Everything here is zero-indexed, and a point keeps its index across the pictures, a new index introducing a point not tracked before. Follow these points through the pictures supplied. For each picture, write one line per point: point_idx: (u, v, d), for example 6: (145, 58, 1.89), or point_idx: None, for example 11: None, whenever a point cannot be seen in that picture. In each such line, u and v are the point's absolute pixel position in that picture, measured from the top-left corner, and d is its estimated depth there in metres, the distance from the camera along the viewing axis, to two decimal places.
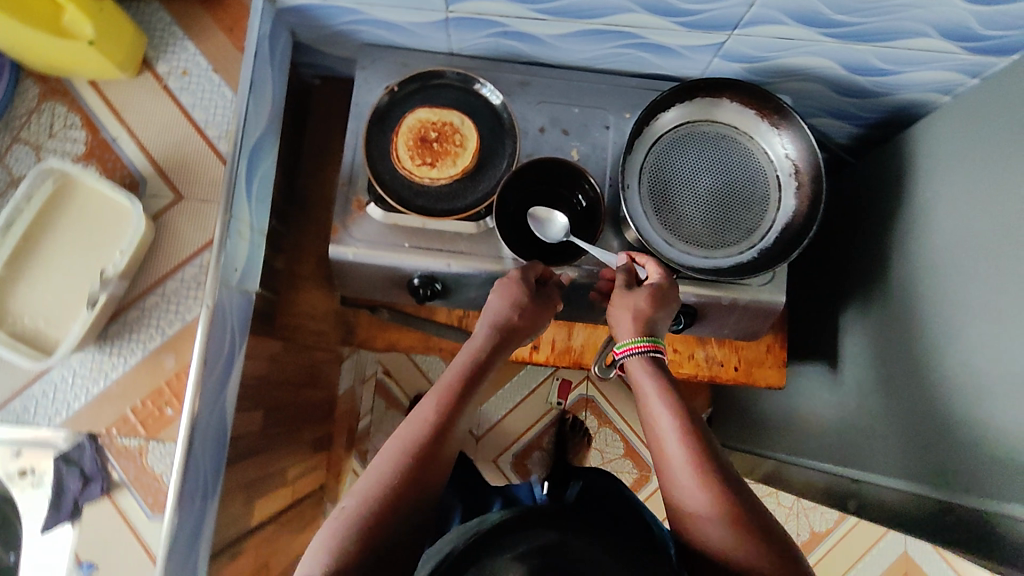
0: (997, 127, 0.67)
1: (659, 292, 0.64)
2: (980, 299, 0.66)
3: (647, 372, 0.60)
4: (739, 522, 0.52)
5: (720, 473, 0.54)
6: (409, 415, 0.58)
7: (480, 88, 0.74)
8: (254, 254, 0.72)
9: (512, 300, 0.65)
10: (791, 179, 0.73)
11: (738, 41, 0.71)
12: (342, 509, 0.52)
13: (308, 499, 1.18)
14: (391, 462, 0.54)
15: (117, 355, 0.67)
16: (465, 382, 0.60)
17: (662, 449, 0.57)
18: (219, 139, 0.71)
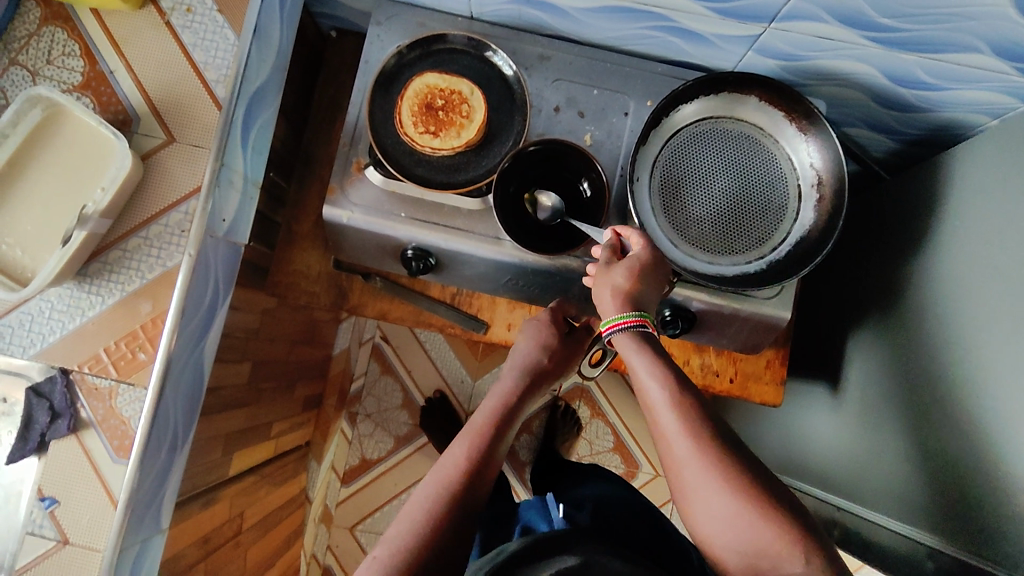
0: None
1: (639, 265, 0.60)
2: (1003, 340, 0.62)
3: (637, 350, 0.58)
4: (746, 493, 0.51)
5: (720, 447, 0.53)
6: (438, 459, 0.60)
7: (493, 56, 0.71)
8: (246, 207, 0.70)
9: (540, 342, 0.72)
10: (813, 190, 0.68)
11: (775, 35, 0.66)
12: (374, 559, 0.53)
13: (292, 454, 1.18)
14: (423, 505, 0.56)
15: (96, 293, 0.67)
16: (496, 420, 0.64)
17: (658, 425, 0.55)
18: (217, 83, 0.70)
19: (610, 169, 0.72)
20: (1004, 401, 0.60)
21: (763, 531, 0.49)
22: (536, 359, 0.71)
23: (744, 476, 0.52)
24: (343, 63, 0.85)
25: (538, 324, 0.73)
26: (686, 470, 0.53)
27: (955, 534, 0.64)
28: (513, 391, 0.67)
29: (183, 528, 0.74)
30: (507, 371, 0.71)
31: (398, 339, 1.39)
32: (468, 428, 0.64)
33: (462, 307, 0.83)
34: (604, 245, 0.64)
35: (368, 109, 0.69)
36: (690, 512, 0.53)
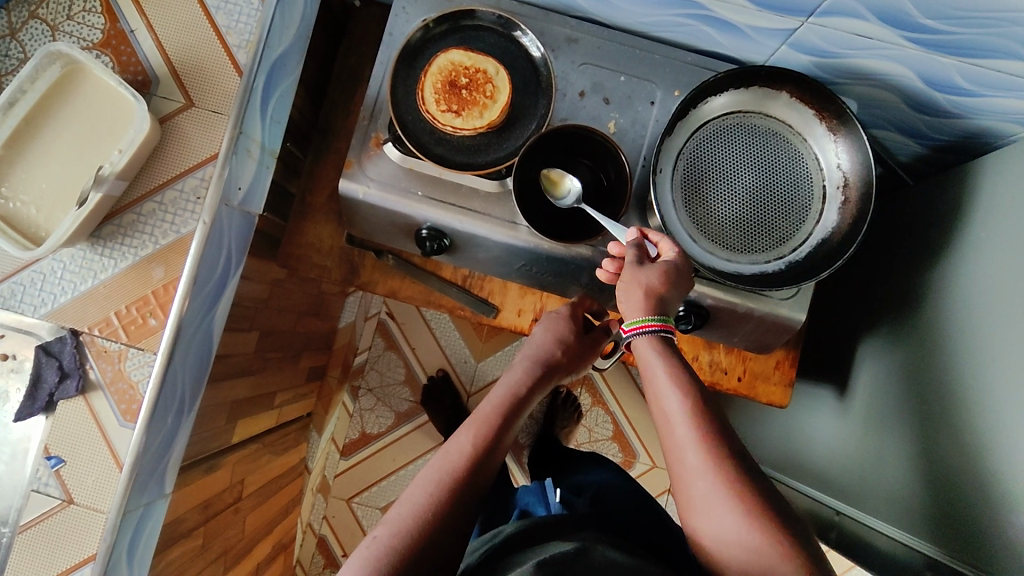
0: None
1: (672, 269, 0.61)
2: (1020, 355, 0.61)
3: (654, 349, 0.58)
4: (749, 500, 0.50)
5: (733, 460, 0.52)
6: (443, 445, 0.60)
7: (521, 36, 0.70)
8: (262, 176, 0.69)
9: (556, 336, 0.70)
10: (838, 192, 0.67)
11: (811, 30, 0.65)
12: (374, 539, 0.53)
13: (293, 424, 1.19)
14: (426, 490, 0.56)
15: (109, 256, 0.67)
16: (504, 412, 0.63)
17: (671, 433, 0.55)
18: (239, 48, 0.69)
19: (632, 159, 0.71)
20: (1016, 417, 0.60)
21: (767, 543, 0.48)
22: (550, 353, 0.69)
23: (749, 483, 0.51)
24: (366, 33, 0.83)
25: (557, 317, 0.73)
26: (694, 476, 0.53)
27: (955, 546, 0.64)
28: (523, 382, 0.66)
29: (186, 493, 0.74)
30: (519, 362, 0.69)
31: (405, 316, 1.39)
32: (475, 417, 0.63)
33: (472, 289, 0.82)
34: (629, 244, 0.63)
35: (390, 83, 0.68)
36: (690, 515, 0.53)
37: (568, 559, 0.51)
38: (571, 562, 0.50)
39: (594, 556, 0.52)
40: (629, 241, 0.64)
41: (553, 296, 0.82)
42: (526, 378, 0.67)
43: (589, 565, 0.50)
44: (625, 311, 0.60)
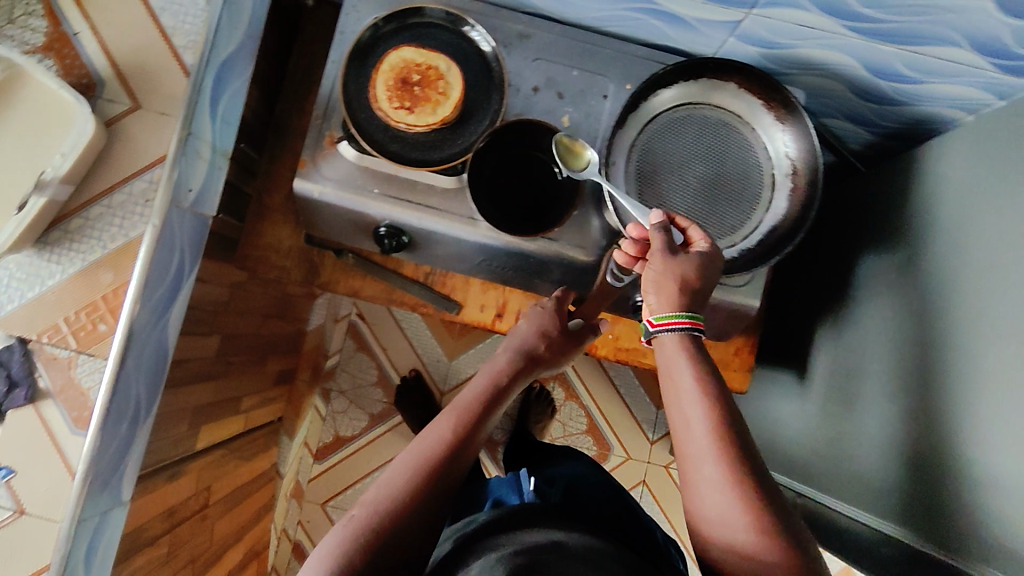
0: (1005, 153, 0.64)
1: (703, 261, 0.59)
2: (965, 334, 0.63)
3: (681, 347, 0.57)
4: (755, 504, 0.50)
5: (753, 478, 0.51)
6: (425, 429, 0.61)
7: (470, 31, 0.70)
8: (215, 177, 0.68)
9: (541, 328, 0.71)
10: (787, 180, 0.68)
11: (756, 21, 0.66)
12: (351, 519, 0.53)
13: (262, 429, 1.17)
14: (404, 473, 0.56)
15: (56, 262, 0.67)
16: (486, 400, 0.64)
17: (688, 440, 0.53)
18: (185, 49, 0.69)
19: (587, 152, 0.72)
20: (960, 393, 0.62)
21: (776, 559, 0.49)
22: (534, 345, 0.70)
23: (766, 498, 0.50)
24: (319, 33, 0.83)
25: (543, 310, 0.73)
26: (709, 488, 0.51)
27: (910, 523, 0.66)
28: (506, 371, 0.67)
29: (146, 501, 0.73)
30: (503, 353, 0.70)
31: (374, 317, 1.39)
32: (456, 402, 0.64)
33: (434, 286, 0.82)
34: (654, 227, 0.60)
35: (341, 81, 0.68)
36: (696, 515, 0.53)
37: (545, 550, 0.51)
38: (550, 558, 0.50)
39: (570, 546, 0.53)
40: (653, 223, 0.60)
41: (515, 290, 0.83)
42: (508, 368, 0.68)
43: (566, 560, 0.50)
44: (653, 303, 0.59)
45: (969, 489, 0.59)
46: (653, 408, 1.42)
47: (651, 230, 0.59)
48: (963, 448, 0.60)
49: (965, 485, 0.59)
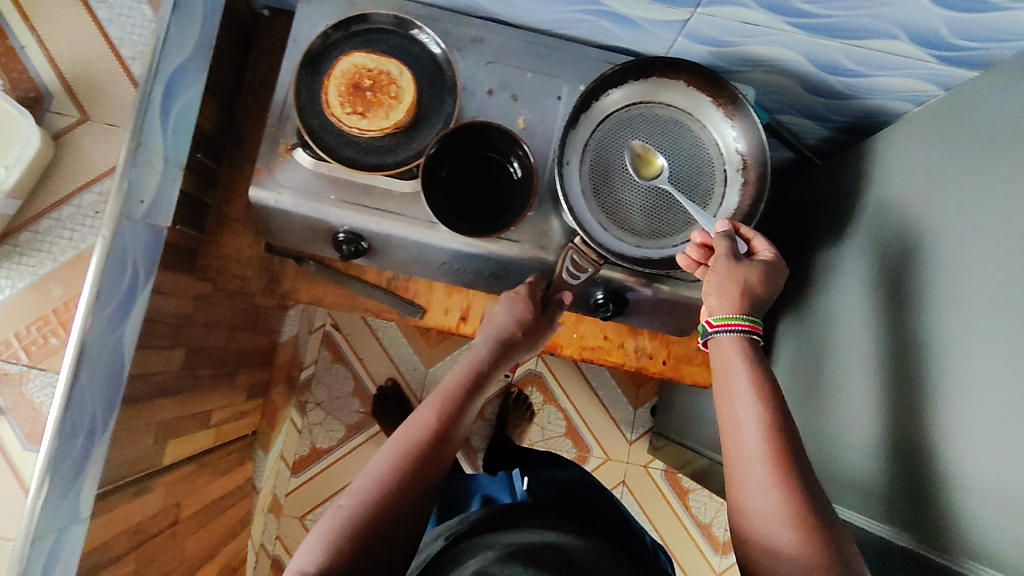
0: (943, 139, 0.65)
1: (766, 269, 0.63)
2: (904, 320, 0.64)
3: (737, 350, 0.59)
4: (801, 497, 0.51)
5: (804, 484, 0.52)
6: (406, 420, 0.61)
7: (419, 34, 0.71)
8: (169, 187, 0.68)
9: (517, 315, 0.68)
10: (738, 174, 0.70)
11: (702, 20, 0.67)
12: (337, 509, 0.53)
13: (234, 443, 1.16)
14: (389, 462, 0.56)
15: (9, 274, 0.71)
16: (466, 388, 0.64)
17: (739, 440, 0.55)
18: (133, 59, 0.73)
19: (542, 152, 0.72)
20: (900, 376, 0.63)
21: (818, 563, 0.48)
22: (511, 333, 0.69)
23: (813, 503, 0.51)
24: (276, 42, 0.83)
25: (517, 296, 0.69)
26: (757, 489, 0.52)
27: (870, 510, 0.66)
28: (485, 361, 0.67)
29: (109, 519, 0.72)
30: (480, 342, 0.69)
31: (349, 327, 1.38)
32: (436, 393, 0.64)
33: (397, 291, 0.82)
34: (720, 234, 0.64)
35: (293, 89, 0.68)
36: (738, 506, 0.53)
37: (540, 547, 0.53)
38: (541, 550, 0.53)
39: (564, 547, 0.55)
40: (716, 232, 0.65)
41: (479, 293, 0.83)
42: (486, 355, 0.68)
43: (556, 551, 0.53)
44: (715, 303, 0.62)
45: (911, 471, 0.59)
46: (630, 408, 1.43)
47: (718, 236, 0.64)
48: (906, 433, 0.61)
49: (908, 466, 0.60)
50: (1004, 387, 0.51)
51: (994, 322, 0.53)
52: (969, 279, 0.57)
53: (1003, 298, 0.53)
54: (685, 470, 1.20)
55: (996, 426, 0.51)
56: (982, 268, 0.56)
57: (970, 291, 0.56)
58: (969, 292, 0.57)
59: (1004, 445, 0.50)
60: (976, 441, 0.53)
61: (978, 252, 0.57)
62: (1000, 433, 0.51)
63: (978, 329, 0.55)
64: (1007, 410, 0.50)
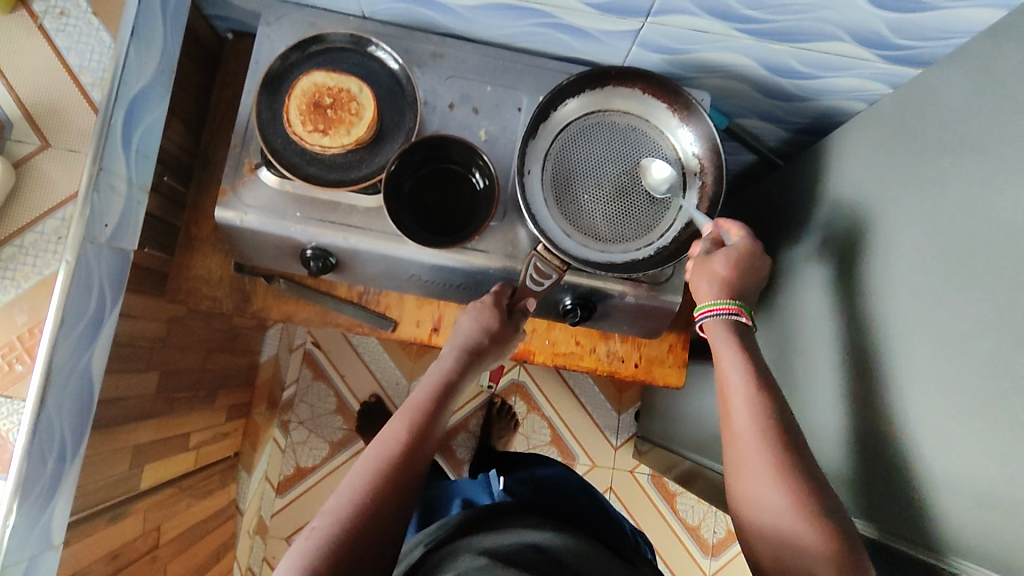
0: (888, 135, 0.67)
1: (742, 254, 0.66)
2: (860, 312, 0.65)
3: (723, 329, 0.63)
4: (788, 464, 0.54)
5: (792, 451, 0.55)
6: (378, 434, 0.61)
7: (376, 51, 0.72)
8: (133, 210, 0.69)
9: (483, 324, 0.69)
10: (696, 178, 0.72)
11: (653, 29, 0.69)
12: (313, 530, 0.53)
13: (215, 466, 1.16)
14: (362, 478, 0.57)
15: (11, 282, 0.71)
16: (436, 400, 0.65)
17: (731, 413, 0.59)
18: (92, 87, 0.72)
19: (505, 163, 0.73)
20: (860, 368, 0.64)
21: (808, 522, 0.51)
22: (478, 340, 0.69)
23: (800, 468, 0.54)
24: (241, 64, 0.84)
25: (483, 305, 0.70)
26: (748, 457, 0.56)
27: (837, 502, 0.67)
28: (454, 371, 0.67)
29: (83, 546, 0.72)
30: (448, 351, 0.69)
31: (331, 344, 1.38)
32: (406, 407, 0.64)
33: (369, 306, 0.83)
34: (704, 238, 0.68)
35: (255, 109, 0.68)
36: (743, 506, 0.56)
37: (520, 548, 0.54)
38: (521, 551, 0.53)
39: (546, 546, 0.55)
40: (704, 236, 0.69)
41: (450, 304, 0.84)
42: (454, 366, 0.68)
43: (535, 551, 0.53)
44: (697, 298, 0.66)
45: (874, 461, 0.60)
46: (614, 414, 1.43)
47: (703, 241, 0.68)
48: (867, 423, 0.62)
49: (871, 456, 0.61)
50: (954, 375, 0.52)
51: (941, 310, 0.55)
52: (917, 269, 0.59)
53: (950, 287, 0.55)
54: (669, 473, 1.21)
55: (949, 412, 0.52)
56: (928, 258, 0.58)
57: (919, 281, 0.58)
58: (918, 282, 0.58)
59: (957, 431, 0.51)
60: (932, 428, 0.54)
61: (924, 242, 0.58)
62: (953, 418, 0.52)
63: (928, 318, 0.56)
64: (958, 397, 0.52)
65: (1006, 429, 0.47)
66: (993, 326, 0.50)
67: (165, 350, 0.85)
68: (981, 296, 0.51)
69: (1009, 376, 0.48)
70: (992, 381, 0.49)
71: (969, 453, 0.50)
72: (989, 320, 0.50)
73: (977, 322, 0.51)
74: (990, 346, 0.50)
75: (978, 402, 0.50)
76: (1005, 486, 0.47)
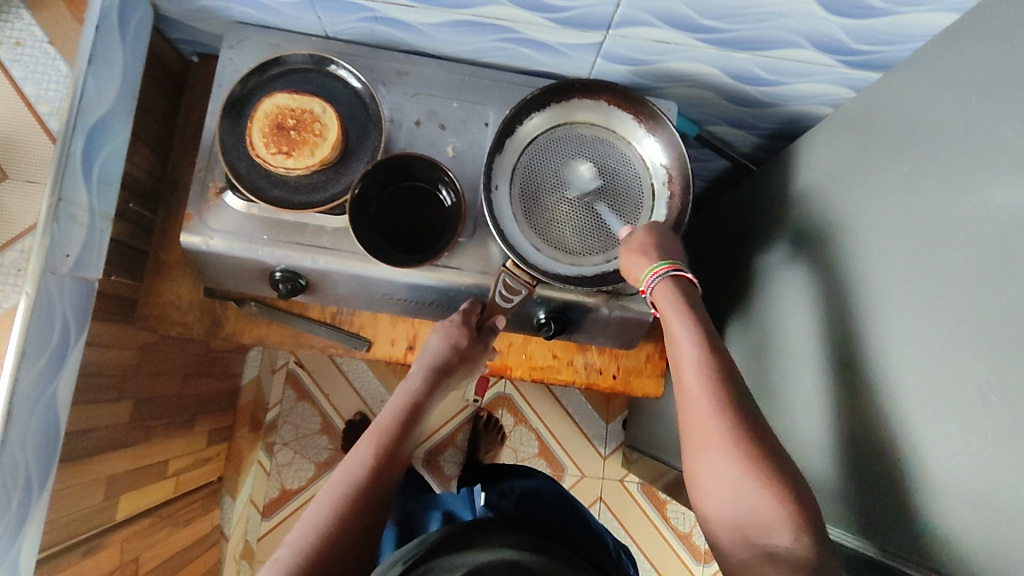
0: (852, 138, 0.67)
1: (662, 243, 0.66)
2: (830, 317, 0.65)
3: (671, 297, 0.63)
4: (737, 426, 0.54)
5: (739, 412, 0.55)
6: (344, 459, 0.60)
7: (338, 70, 0.71)
8: (95, 240, 0.69)
9: (450, 342, 0.69)
10: (665, 188, 0.72)
11: (615, 42, 0.69)
12: (276, 561, 0.52)
13: (196, 492, 1.14)
14: (329, 504, 0.56)
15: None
16: (403, 421, 0.64)
17: (681, 380, 0.58)
18: (49, 116, 0.66)
19: (472, 179, 0.73)
20: (833, 372, 0.64)
21: (756, 483, 0.51)
22: (445, 358, 0.70)
23: (748, 430, 0.54)
24: (207, 87, 0.84)
25: (451, 323, 0.70)
26: (699, 422, 0.55)
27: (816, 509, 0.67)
28: (421, 391, 0.68)
29: None
30: (415, 373, 0.70)
31: (314, 364, 1.36)
32: (372, 428, 0.64)
33: (342, 325, 0.82)
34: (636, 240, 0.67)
35: (217, 134, 0.68)
36: (697, 472, 0.55)
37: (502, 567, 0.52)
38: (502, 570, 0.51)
39: (525, 563, 0.54)
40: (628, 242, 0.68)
41: (424, 321, 0.83)
42: (421, 386, 0.69)
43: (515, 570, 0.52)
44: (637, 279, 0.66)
45: (850, 467, 0.60)
46: (602, 423, 1.43)
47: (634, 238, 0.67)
48: (841, 428, 0.62)
49: (847, 462, 0.61)
50: (922, 377, 0.52)
51: (909, 313, 0.55)
52: (884, 272, 0.59)
53: (915, 289, 0.55)
54: (657, 482, 1.20)
55: (919, 415, 0.52)
56: (894, 261, 0.58)
57: (886, 284, 0.58)
58: (886, 285, 0.58)
59: (927, 434, 0.51)
60: (903, 432, 0.54)
61: (890, 245, 0.58)
62: (923, 421, 0.52)
63: (896, 321, 0.56)
64: (927, 400, 0.51)
65: (975, 431, 0.47)
66: (961, 329, 0.50)
67: (136, 379, 0.84)
68: (945, 299, 0.51)
69: (976, 378, 0.47)
70: (959, 382, 0.49)
71: (940, 456, 0.50)
72: (954, 322, 0.50)
73: (944, 325, 0.51)
74: (957, 349, 0.50)
75: (945, 405, 0.50)
76: (974, 489, 0.47)
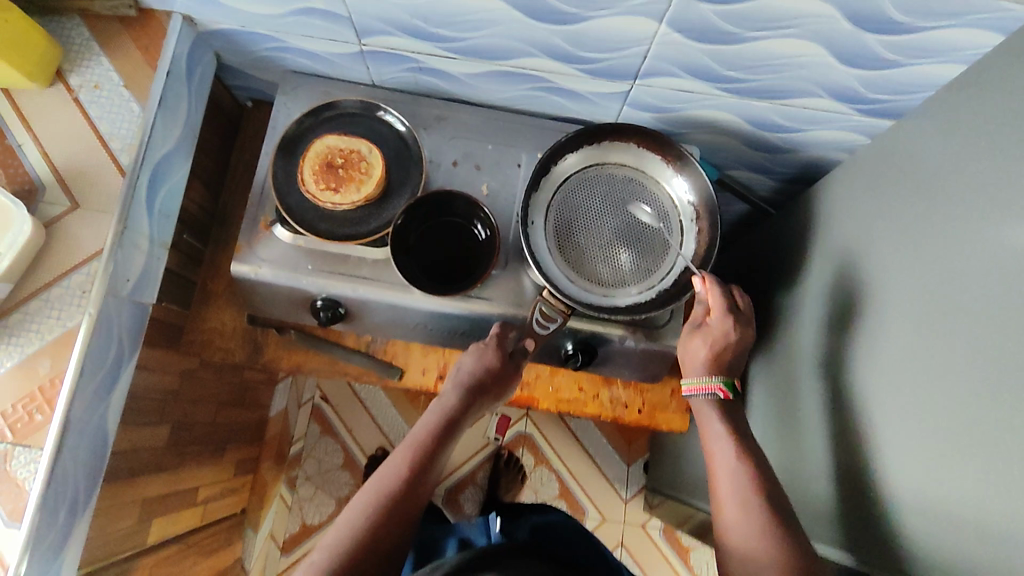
0: (867, 181, 0.70)
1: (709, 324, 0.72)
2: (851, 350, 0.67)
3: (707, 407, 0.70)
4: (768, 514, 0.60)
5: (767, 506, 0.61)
6: (378, 471, 0.63)
7: (384, 115, 0.77)
8: (152, 267, 0.74)
9: (485, 362, 0.70)
10: (693, 224, 0.75)
11: (641, 91, 0.74)
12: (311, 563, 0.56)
13: (222, 522, 1.15)
14: (360, 514, 0.59)
15: (36, 332, 0.65)
16: (435, 439, 0.66)
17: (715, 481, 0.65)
18: (121, 151, 0.70)
19: (505, 215, 0.77)
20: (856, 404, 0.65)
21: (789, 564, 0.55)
22: (480, 378, 0.70)
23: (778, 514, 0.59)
24: (258, 130, 0.91)
25: (484, 345, 0.71)
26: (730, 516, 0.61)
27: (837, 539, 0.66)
28: (456, 409, 0.69)
29: None
30: (450, 390, 0.70)
31: (339, 398, 1.39)
32: (406, 443, 0.66)
33: (376, 355, 0.85)
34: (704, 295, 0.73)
35: (270, 170, 0.73)
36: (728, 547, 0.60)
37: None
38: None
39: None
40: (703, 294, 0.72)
41: (455, 352, 0.86)
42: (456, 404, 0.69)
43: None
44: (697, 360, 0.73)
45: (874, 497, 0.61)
46: (623, 464, 1.42)
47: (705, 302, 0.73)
48: (863, 460, 0.63)
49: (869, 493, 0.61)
50: (935, 404, 0.54)
51: (920, 343, 0.57)
52: (899, 304, 0.61)
53: (926, 321, 0.57)
54: (682, 526, 1.18)
55: (931, 446, 0.53)
56: (905, 294, 0.60)
57: (899, 317, 0.60)
58: (900, 318, 0.60)
59: (942, 463, 0.52)
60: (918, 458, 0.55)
61: (901, 280, 0.61)
62: (935, 447, 0.53)
63: (909, 352, 0.58)
64: (941, 429, 0.53)
65: (982, 460, 0.48)
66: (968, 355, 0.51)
67: (176, 404, 0.87)
68: (953, 328, 0.53)
69: (980, 399, 0.49)
70: (969, 409, 0.50)
71: (956, 485, 0.51)
72: (961, 349, 0.52)
73: (953, 353, 0.53)
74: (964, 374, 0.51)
75: (955, 431, 0.51)
76: (986, 516, 0.47)
